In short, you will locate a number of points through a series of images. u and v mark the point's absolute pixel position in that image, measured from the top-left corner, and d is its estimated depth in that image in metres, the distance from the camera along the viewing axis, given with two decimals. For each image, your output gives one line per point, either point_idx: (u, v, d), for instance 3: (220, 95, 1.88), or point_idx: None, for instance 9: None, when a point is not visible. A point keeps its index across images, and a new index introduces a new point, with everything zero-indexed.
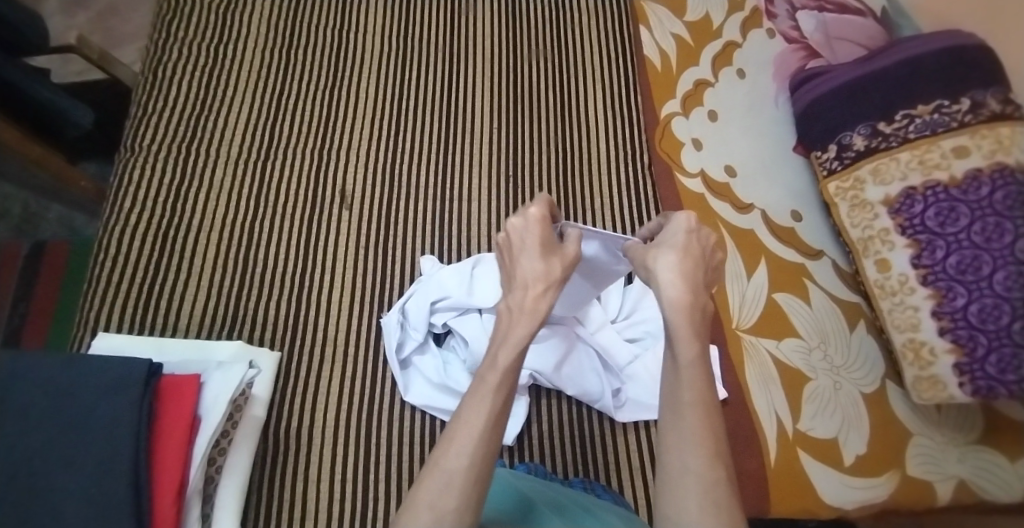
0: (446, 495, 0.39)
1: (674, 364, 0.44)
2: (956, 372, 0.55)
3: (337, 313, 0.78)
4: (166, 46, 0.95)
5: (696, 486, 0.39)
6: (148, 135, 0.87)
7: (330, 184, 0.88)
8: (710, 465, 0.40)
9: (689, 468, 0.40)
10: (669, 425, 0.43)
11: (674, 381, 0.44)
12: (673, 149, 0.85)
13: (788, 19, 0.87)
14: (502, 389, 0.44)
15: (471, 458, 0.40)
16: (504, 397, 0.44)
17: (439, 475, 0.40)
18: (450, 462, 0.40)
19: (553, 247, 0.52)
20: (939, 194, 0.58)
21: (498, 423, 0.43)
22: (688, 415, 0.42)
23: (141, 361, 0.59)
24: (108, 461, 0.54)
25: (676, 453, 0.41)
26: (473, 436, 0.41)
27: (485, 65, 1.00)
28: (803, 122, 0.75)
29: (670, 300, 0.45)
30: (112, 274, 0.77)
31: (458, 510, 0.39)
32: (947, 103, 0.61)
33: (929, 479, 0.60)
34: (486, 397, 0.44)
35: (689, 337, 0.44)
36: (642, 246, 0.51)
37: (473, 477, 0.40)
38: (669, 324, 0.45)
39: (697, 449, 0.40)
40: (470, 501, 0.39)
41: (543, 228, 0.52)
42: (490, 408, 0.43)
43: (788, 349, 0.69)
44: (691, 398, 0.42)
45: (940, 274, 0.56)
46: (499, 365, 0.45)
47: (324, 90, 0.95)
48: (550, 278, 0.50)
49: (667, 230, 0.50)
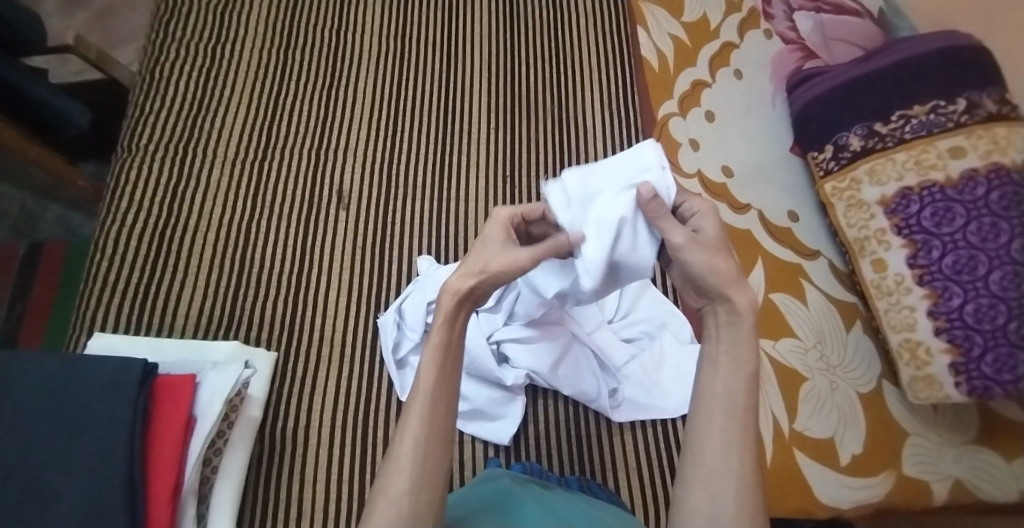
0: (397, 480, 0.38)
1: (733, 370, 0.42)
2: (953, 371, 0.55)
3: (333, 314, 0.78)
4: (164, 46, 0.95)
5: (736, 487, 0.39)
6: (146, 134, 0.87)
7: (328, 184, 0.88)
8: (750, 470, 0.39)
9: (732, 469, 0.39)
10: (717, 423, 0.41)
11: (723, 380, 0.42)
12: (670, 150, 0.84)
13: (785, 20, 0.87)
14: (431, 369, 0.41)
15: (416, 442, 0.39)
16: (438, 375, 0.41)
17: (390, 464, 0.39)
18: (397, 449, 0.39)
19: (491, 247, 0.46)
20: (935, 194, 0.58)
21: (442, 402, 0.41)
22: (739, 419, 0.41)
23: (137, 361, 0.59)
24: (103, 460, 0.54)
25: (720, 452, 0.40)
26: (413, 420, 0.39)
27: (483, 65, 1.00)
28: (800, 124, 0.75)
29: (741, 302, 0.43)
30: (108, 275, 0.77)
31: (412, 490, 0.37)
32: (942, 103, 0.62)
33: (925, 479, 0.60)
34: (420, 380, 0.41)
35: (750, 345, 0.42)
36: (700, 245, 0.44)
37: (425, 460, 0.38)
38: (735, 324, 0.43)
39: (740, 450, 0.40)
40: (425, 483, 0.38)
41: (497, 228, 0.48)
42: (425, 389, 0.40)
43: (785, 349, 0.68)
44: (745, 405, 0.41)
45: (936, 274, 0.57)
46: (425, 348, 0.42)
47: (321, 90, 0.95)
48: (471, 269, 0.44)
49: (708, 224, 0.46)
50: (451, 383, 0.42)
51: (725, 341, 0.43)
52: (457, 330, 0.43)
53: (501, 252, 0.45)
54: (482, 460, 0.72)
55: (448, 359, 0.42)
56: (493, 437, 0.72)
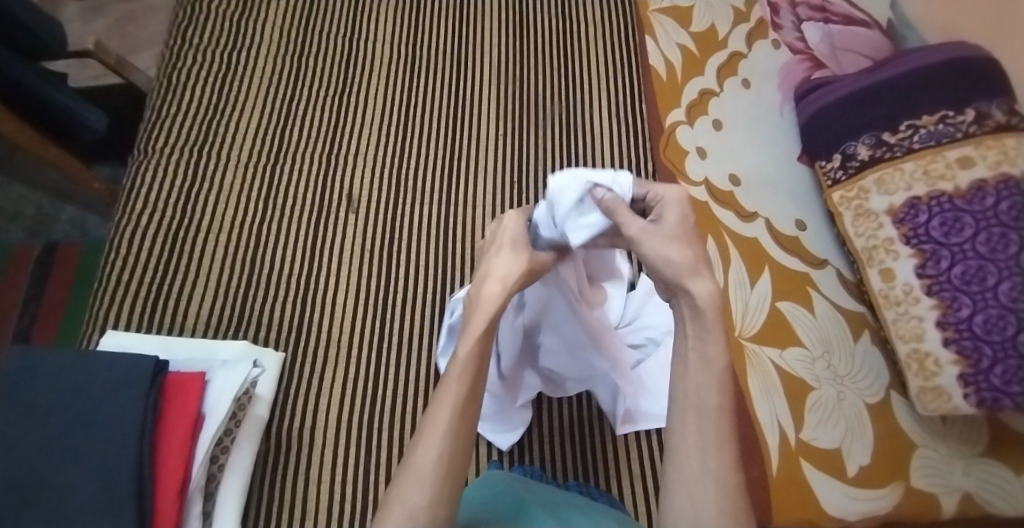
0: (418, 491, 0.37)
1: (702, 370, 0.41)
2: (961, 383, 0.54)
3: (341, 318, 0.79)
4: (182, 52, 0.97)
5: (716, 489, 0.38)
6: (161, 137, 0.89)
7: (338, 187, 0.89)
8: (729, 471, 0.38)
9: (708, 471, 0.38)
10: (691, 426, 0.40)
11: (697, 380, 0.41)
12: (677, 157, 0.85)
13: (793, 31, 0.88)
14: (461, 377, 0.42)
15: (441, 450, 0.39)
16: (468, 384, 0.42)
17: (411, 470, 0.39)
18: (417, 459, 0.39)
19: (525, 244, 0.48)
20: (944, 204, 0.58)
21: (470, 412, 0.41)
22: (712, 420, 0.40)
23: (148, 358, 0.59)
24: (111, 457, 0.54)
25: (698, 455, 0.39)
26: (439, 428, 0.40)
27: (492, 73, 1.01)
28: (808, 133, 0.75)
29: (700, 295, 0.41)
30: (122, 275, 0.78)
31: (432, 505, 0.37)
32: (952, 114, 0.62)
33: (934, 492, 0.59)
34: (448, 387, 0.42)
35: (718, 339, 0.41)
36: (652, 235, 0.43)
37: (448, 468, 0.38)
38: (698, 322, 0.42)
39: (718, 451, 0.39)
40: (446, 492, 0.38)
41: (514, 224, 0.49)
42: (454, 397, 0.41)
43: (791, 359, 0.68)
44: (717, 403, 0.40)
45: (945, 284, 0.56)
46: (457, 356, 0.43)
47: (334, 95, 0.97)
48: (511, 271, 0.47)
49: (672, 213, 0.44)
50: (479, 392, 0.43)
51: (691, 338, 0.42)
52: (491, 339, 0.45)
53: (533, 257, 0.48)
54: (485, 463, 0.72)
55: (478, 367, 0.43)
56: (501, 441, 0.71)
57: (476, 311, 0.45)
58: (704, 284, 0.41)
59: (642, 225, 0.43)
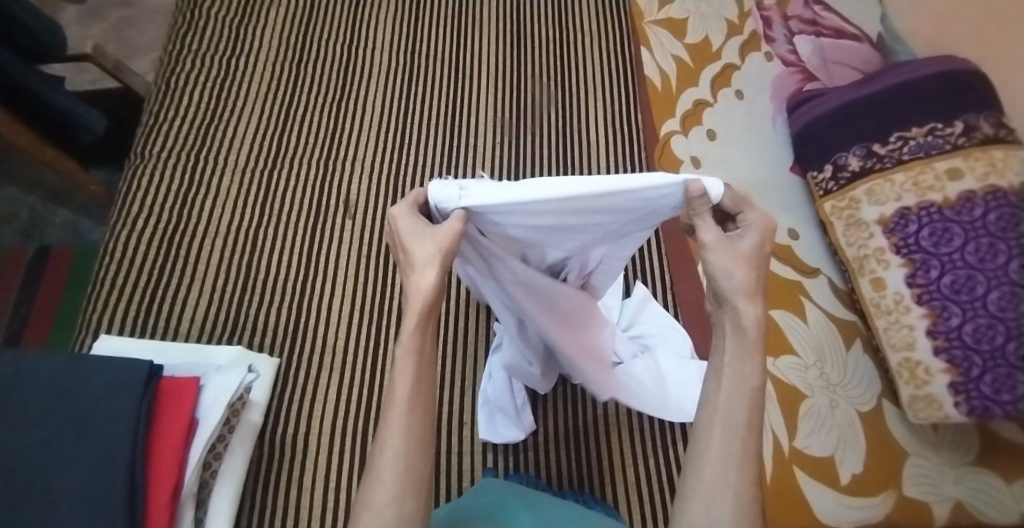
0: (380, 493, 0.36)
1: (736, 383, 0.38)
2: (952, 391, 0.55)
3: (336, 323, 0.79)
4: (180, 57, 0.97)
5: (732, 505, 0.35)
6: (159, 142, 0.89)
7: (334, 193, 0.89)
8: (751, 487, 0.35)
9: (729, 484, 0.35)
10: (715, 435, 0.37)
11: (727, 388, 0.38)
12: (672, 166, 0.86)
13: (786, 43, 0.91)
14: (407, 374, 0.39)
15: (397, 450, 0.37)
16: (415, 380, 0.39)
17: (373, 475, 0.37)
18: (377, 461, 0.37)
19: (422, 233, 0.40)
20: (933, 214, 0.60)
21: (420, 404, 0.39)
22: (740, 434, 0.36)
23: (143, 363, 0.59)
24: (103, 464, 0.54)
25: (719, 466, 0.36)
26: (393, 428, 0.37)
27: (489, 81, 1.02)
28: (799, 144, 0.76)
29: (746, 314, 0.38)
30: (117, 279, 0.78)
31: (397, 504, 0.36)
32: (941, 126, 0.64)
33: (926, 500, 0.59)
34: (396, 385, 0.39)
35: (755, 354, 0.38)
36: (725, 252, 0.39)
37: (408, 467, 0.37)
38: (738, 339, 0.38)
39: (741, 466, 0.35)
40: (409, 492, 0.36)
41: (410, 220, 0.41)
42: (403, 395, 0.38)
43: (786, 367, 0.68)
44: (748, 418, 0.37)
45: (935, 293, 0.58)
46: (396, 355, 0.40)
47: (332, 101, 0.97)
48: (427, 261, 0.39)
49: (749, 241, 0.39)
50: (428, 388, 0.40)
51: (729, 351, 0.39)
52: (428, 327, 0.40)
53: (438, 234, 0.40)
54: (479, 470, 0.72)
55: (423, 362, 0.40)
56: (492, 436, 0.71)
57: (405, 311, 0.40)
58: (755, 308, 0.38)
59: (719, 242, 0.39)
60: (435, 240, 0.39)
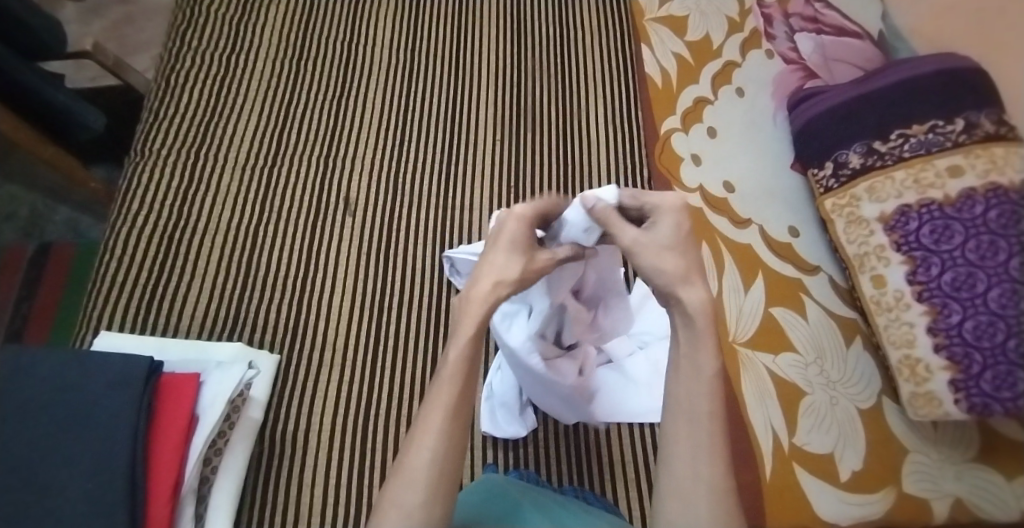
0: (413, 491, 0.38)
1: (694, 377, 0.40)
2: (952, 388, 0.55)
3: (336, 320, 0.79)
4: (180, 54, 0.97)
5: (707, 495, 0.38)
6: (159, 139, 0.89)
7: (335, 191, 0.89)
8: (720, 473, 0.38)
9: (701, 478, 0.38)
10: (682, 431, 0.40)
11: (687, 384, 0.41)
12: (672, 164, 0.86)
13: (786, 41, 0.90)
14: (453, 381, 0.41)
15: (433, 453, 0.39)
16: (461, 388, 0.41)
17: (405, 471, 0.38)
18: (412, 459, 0.39)
19: (519, 249, 0.44)
20: (934, 212, 0.59)
21: (461, 413, 0.41)
22: (704, 424, 0.39)
23: (143, 358, 0.59)
24: (103, 460, 0.54)
25: (691, 460, 0.39)
26: (434, 432, 0.39)
27: (490, 78, 1.02)
28: (800, 142, 0.76)
29: (692, 304, 0.40)
30: (117, 276, 0.78)
31: (426, 505, 0.37)
32: (942, 123, 0.63)
33: (926, 497, 0.60)
34: (440, 390, 0.41)
35: (710, 347, 0.40)
36: (647, 245, 0.41)
37: (440, 471, 0.38)
38: (689, 334, 0.41)
39: (711, 458, 0.39)
40: (438, 495, 0.38)
41: (519, 226, 0.45)
42: (447, 401, 0.40)
43: (785, 364, 0.69)
44: (709, 409, 0.40)
45: (935, 291, 0.57)
46: (447, 361, 0.42)
47: (332, 99, 0.97)
48: (507, 278, 0.43)
49: (666, 225, 0.42)
50: (472, 397, 0.42)
51: (683, 345, 0.41)
52: (482, 341, 0.43)
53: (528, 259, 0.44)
54: (479, 466, 0.72)
55: (472, 373, 0.42)
56: (493, 429, 0.72)
57: (464, 317, 0.43)
58: (698, 293, 0.40)
59: (636, 236, 0.41)
60: (525, 264, 0.44)
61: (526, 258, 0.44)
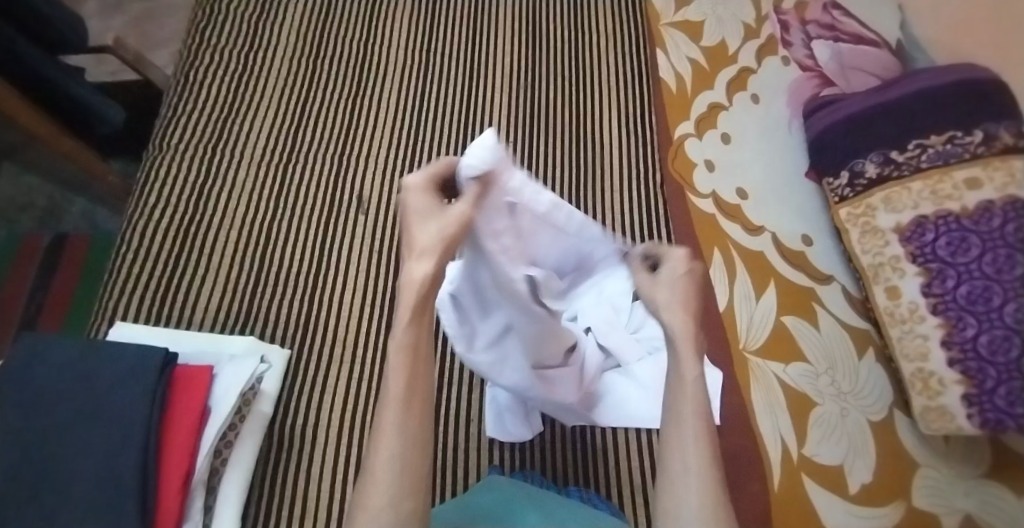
0: (376, 493, 0.35)
1: (675, 381, 0.41)
2: (965, 403, 0.55)
3: (347, 317, 0.79)
4: (199, 51, 0.98)
5: (696, 488, 0.37)
6: (176, 134, 0.90)
7: (348, 189, 0.89)
8: (711, 470, 0.37)
9: (689, 470, 0.37)
10: (670, 432, 0.40)
11: (673, 390, 0.41)
12: (686, 169, 0.85)
13: (803, 48, 0.89)
14: (401, 369, 0.39)
15: (393, 450, 0.37)
16: (409, 377, 0.39)
17: (368, 475, 0.36)
18: (372, 460, 0.37)
19: (429, 214, 0.40)
20: (950, 223, 0.59)
21: (416, 404, 0.39)
22: (689, 421, 0.39)
23: (157, 351, 0.60)
24: (115, 451, 0.54)
25: (677, 456, 0.38)
26: (388, 428, 0.37)
27: (504, 80, 1.02)
28: (816, 150, 0.75)
29: (671, 326, 0.43)
30: (132, 267, 0.79)
31: (394, 505, 0.35)
32: (960, 134, 0.62)
33: (935, 512, 0.58)
34: (389, 384, 0.39)
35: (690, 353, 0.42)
36: (647, 282, 0.45)
37: (404, 466, 0.36)
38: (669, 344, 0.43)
39: (698, 450, 0.38)
40: (407, 489, 0.36)
41: (420, 195, 0.41)
42: (396, 393, 0.38)
43: (795, 374, 0.68)
44: (693, 408, 0.39)
45: (950, 304, 0.57)
46: (390, 352, 0.39)
47: (347, 98, 0.98)
48: (428, 245, 0.39)
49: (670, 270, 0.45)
50: (422, 385, 0.40)
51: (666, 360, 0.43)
52: (425, 319, 0.40)
53: (441, 219, 0.40)
54: (485, 467, 0.72)
55: (418, 357, 0.40)
56: (499, 433, 0.72)
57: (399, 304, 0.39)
58: (677, 316, 0.43)
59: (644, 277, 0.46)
60: (441, 225, 0.39)
61: (438, 218, 0.40)
